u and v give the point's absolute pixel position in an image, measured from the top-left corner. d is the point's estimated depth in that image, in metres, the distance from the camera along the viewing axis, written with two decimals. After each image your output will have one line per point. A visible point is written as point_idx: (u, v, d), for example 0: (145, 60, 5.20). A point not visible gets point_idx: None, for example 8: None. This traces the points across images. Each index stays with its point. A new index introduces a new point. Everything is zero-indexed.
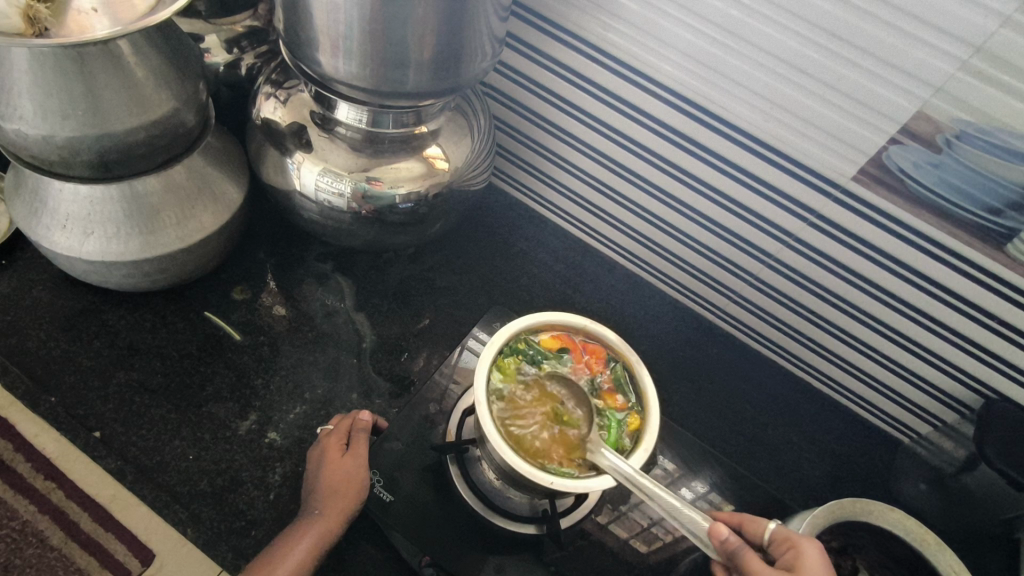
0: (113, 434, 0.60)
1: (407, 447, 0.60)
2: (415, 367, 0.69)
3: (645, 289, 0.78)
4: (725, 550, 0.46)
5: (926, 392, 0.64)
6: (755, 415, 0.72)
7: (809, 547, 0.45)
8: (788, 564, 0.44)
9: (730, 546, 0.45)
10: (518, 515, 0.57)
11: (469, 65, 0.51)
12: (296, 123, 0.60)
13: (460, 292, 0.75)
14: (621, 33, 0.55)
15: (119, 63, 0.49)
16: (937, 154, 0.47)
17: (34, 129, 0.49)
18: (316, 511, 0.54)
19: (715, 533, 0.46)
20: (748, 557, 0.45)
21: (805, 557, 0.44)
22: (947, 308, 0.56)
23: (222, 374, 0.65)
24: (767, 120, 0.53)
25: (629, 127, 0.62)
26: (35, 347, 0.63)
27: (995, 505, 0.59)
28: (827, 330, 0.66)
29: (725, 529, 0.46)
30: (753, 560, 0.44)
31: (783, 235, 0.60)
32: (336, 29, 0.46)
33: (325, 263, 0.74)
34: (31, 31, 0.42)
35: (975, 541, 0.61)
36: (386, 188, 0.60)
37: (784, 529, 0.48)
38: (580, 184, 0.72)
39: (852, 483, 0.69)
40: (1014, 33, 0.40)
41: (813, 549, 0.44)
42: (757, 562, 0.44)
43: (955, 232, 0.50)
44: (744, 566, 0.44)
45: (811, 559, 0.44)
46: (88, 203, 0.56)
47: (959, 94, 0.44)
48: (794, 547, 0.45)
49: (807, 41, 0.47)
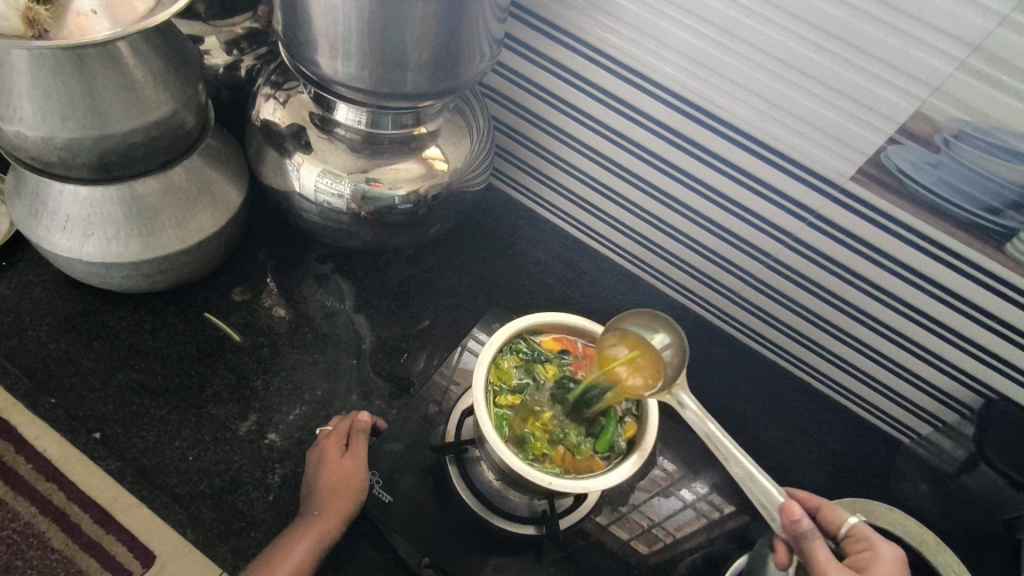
0: (113, 435, 0.60)
1: (407, 448, 0.60)
2: (415, 367, 0.69)
3: (645, 289, 0.78)
4: (791, 529, 0.45)
5: (927, 392, 0.64)
6: (756, 415, 0.72)
7: (886, 553, 0.45)
8: (859, 565, 0.45)
9: (799, 530, 0.44)
10: (518, 515, 0.57)
11: (468, 66, 0.51)
12: (296, 125, 0.60)
13: (460, 293, 0.75)
14: (620, 34, 0.55)
15: (118, 65, 0.49)
16: (934, 153, 0.47)
17: (34, 131, 0.49)
18: (315, 512, 0.54)
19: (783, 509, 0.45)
20: (814, 544, 0.44)
21: (878, 561, 0.45)
22: (947, 309, 0.55)
23: (222, 375, 0.65)
24: (764, 120, 0.53)
25: (626, 127, 0.62)
26: (35, 349, 0.63)
27: (996, 504, 0.60)
28: (827, 330, 0.66)
29: (799, 510, 0.45)
30: (818, 548, 0.44)
31: (783, 235, 0.60)
32: (335, 30, 0.46)
33: (325, 264, 0.74)
34: (31, 34, 0.42)
35: (976, 542, 0.62)
36: (385, 189, 0.60)
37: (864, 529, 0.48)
38: (580, 185, 0.72)
39: (853, 483, 0.69)
40: (1011, 33, 0.40)
41: (889, 553, 0.45)
42: (822, 552, 0.44)
43: (954, 232, 0.50)
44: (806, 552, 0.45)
45: (882, 566, 0.44)
46: (88, 204, 0.56)
47: (956, 94, 0.44)
48: (869, 549, 0.46)
49: (805, 42, 0.47)
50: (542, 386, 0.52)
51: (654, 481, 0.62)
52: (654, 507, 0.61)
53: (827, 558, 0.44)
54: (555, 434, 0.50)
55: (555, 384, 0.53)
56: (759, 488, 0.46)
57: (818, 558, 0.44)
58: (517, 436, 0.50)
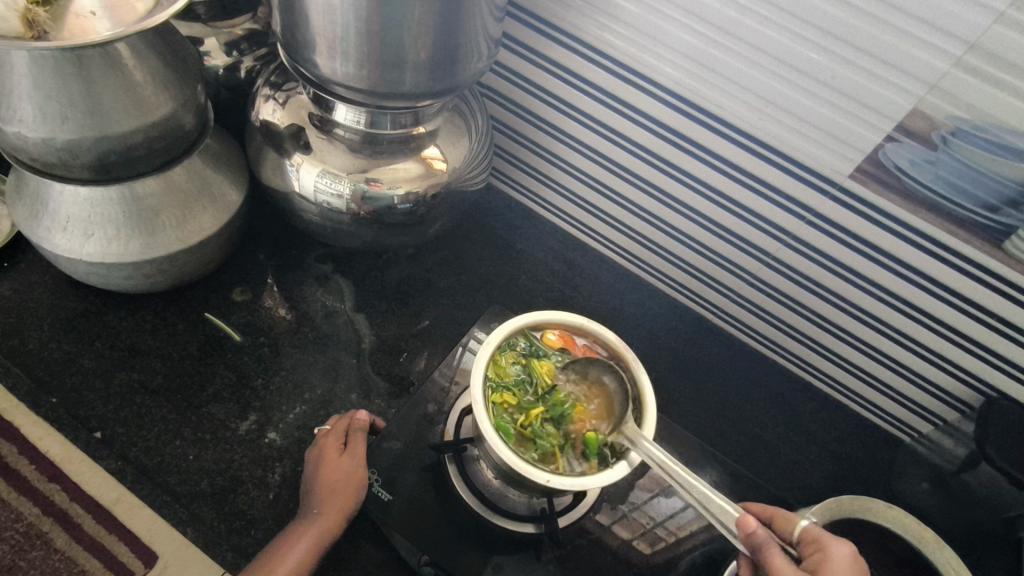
0: (113, 434, 0.60)
1: (406, 447, 0.60)
2: (415, 367, 0.69)
3: (643, 289, 0.78)
4: (750, 540, 0.45)
5: (926, 390, 0.64)
6: (755, 414, 0.72)
7: (839, 553, 0.44)
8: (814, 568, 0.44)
9: (758, 538, 0.45)
10: (517, 514, 0.57)
11: (465, 66, 0.51)
12: (294, 126, 0.60)
13: (459, 292, 0.75)
14: (618, 34, 0.55)
15: (118, 67, 0.49)
16: (933, 151, 0.47)
17: (34, 132, 0.50)
18: (313, 511, 0.54)
19: (742, 524, 0.46)
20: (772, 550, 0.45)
21: (832, 561, 0.44)
22: (947, 307, 0.55)
23: (222, 375, 0.65)
24: (762, 118, 0.53)
25: (623, 125, 0.62)
26: (37, 350, 0.64)
27: (997, 502, 0.59)
28: (827, 328, 0.66)
29: (752, 520, 0.46)
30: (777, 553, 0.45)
31: (784, 235, 0.60)
32: (333, 31, 0.46)
33: (324, 264, 0.75)
34: (31, 34, 0.42)
35: (977, 538, 0.60)
36: (384, 189, 0.60)
37: (814, 530, 0.48)
38: (579, 184, 0.72)
39: (854, 482, 0.69)
40: (1007, 30, 0.40)
41: (842, 546, 0.45)
42: (778, 556, 0.44)
43: (953, 230, 0.50)
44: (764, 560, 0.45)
45: (838, 559, 0.44)
46: (89, 205, 0.56)
47: (954, 91, 0.44)
48: (820, 548, 0.45)
49: (803, 40, 0.47)
50: (540, 383, 0.52)
51: (655, 480, 0.62)
52: (655, 507, 0.61)
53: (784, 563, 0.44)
54: (542, 441, 0.49)
55: (552, 381, 0.52)
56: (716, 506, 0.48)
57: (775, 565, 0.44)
58: (512, 432, 0.49)
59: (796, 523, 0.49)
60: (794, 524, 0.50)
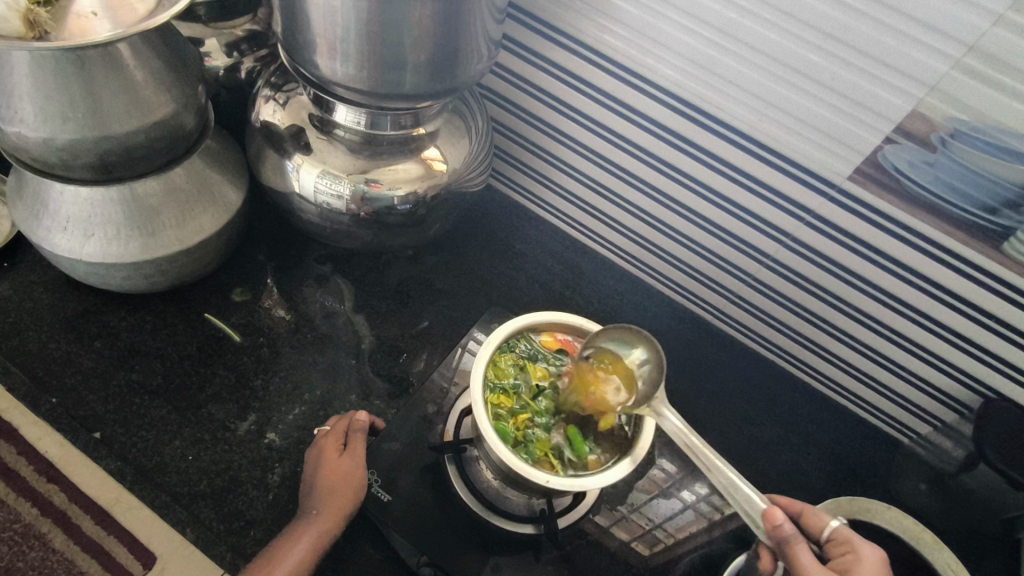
0: (112, 435, 0.60)
1: (405, 448, 0.60)
2: (414, 368, 0.69)
3: (643, 289, 0.78)
4: (775, 534, 0.45)
5: (925, 391, 0.64)
6: (754, 415, 0.72)
7: (868, 559, 0.45)
8: (839, 568, 0.45)
9: (783, 533, 0.45)
10: (517, 515, 0.57)
11: (466, 67, 0.51)
12: (295, 126, 0.60)
13: (459, 294, 0.75)
14: (618, 35, 0.55)
15: (119, 67, 0.49)
16: (932, 153, 0.47)
17: (34, 132, 0.50)
18: (313, 512, 0.54)
19: (769, 515, 0.45)
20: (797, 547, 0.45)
21: (860, 565, 0.45)
22: (945, 308, 0.56)
23: (221, 375, 0.65)
24: (761, 120, 0.53)
25: (623, 126, 0.62)
26: (36, 350, 0.64)
27: (997, 505, 0.61)
28: (825, 330, 0.66)
29: (779, 514, 0.45)
30: (805, 551, 0.45)
31: (783, 236, 0.60)
32: (334, 32, 0.46)
33: (324, 264, 0.75)
34: (32, 34, 0.42)
35: (975, 542, 0.62)
36: (384, 190, 0.60)
37: (844, 531, 0.48)
38: (578, 185, 0.72)
39: (852, 483, 0.69)
40: (1005, 32, 0.40)
41: (873, 553, 0.45)
42: (805, 554, 0.44)
43: (951, 231, 0.50)
44: (790, 555, 0.45)
45: (867, 566, 0.44)
46: (89, 205, 0.56)
47: (953, 93, 0.44)
48: (850, 552, 0.46)
49: (802, 41, 0.47)
50: (538, 385, 0.52)
51: (654, 482, 0.62)
52: (654, 508, 0.61)
53: (810, 561, 0.44)
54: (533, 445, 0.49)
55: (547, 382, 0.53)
56: (740, 496, 0.47)
57: (801, 563, 0.44)
58: (508, 433, 0.49)
59: (825, 520, 0.49)
60: (821, 520, 0.49)
